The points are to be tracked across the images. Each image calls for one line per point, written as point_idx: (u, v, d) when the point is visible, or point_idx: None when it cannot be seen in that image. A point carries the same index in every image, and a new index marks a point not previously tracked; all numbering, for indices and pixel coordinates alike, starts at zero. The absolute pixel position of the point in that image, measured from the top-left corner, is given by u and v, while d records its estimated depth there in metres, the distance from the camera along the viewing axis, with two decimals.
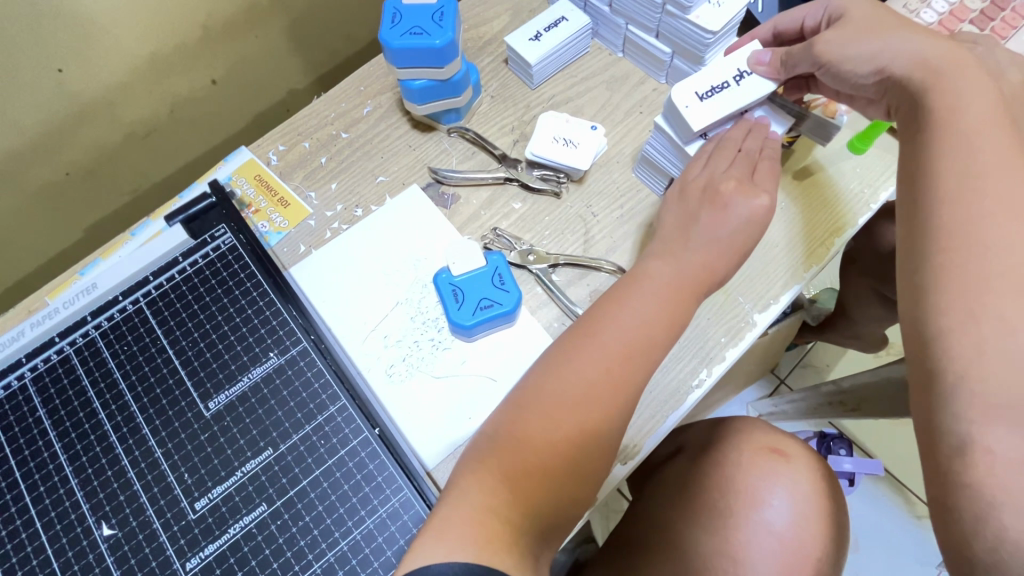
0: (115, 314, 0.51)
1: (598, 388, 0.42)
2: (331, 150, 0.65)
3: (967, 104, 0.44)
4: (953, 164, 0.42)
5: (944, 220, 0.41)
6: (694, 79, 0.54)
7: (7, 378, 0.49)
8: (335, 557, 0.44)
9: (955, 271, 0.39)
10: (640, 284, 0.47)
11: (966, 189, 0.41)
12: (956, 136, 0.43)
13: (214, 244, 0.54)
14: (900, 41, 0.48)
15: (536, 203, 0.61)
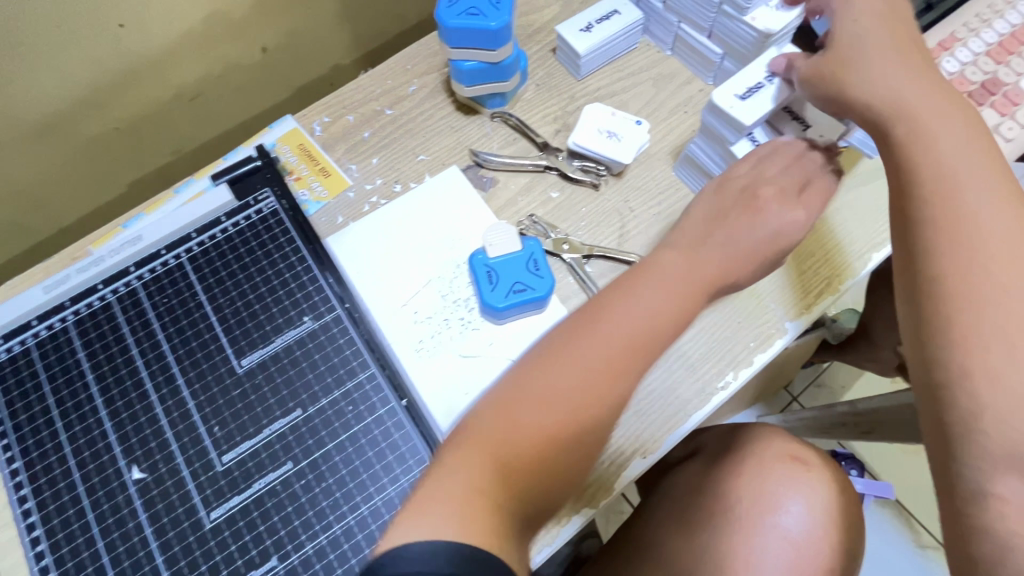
0: (158, 266, 0.53)
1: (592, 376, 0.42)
2: (374, 125, 0.66)
3: (947, 130, 0.44)
4: (943, 187, 0.42)
5: (938, 245, 0.41)
6: (732, 79, 0.53)
7: (50, 319, 0.51)
8: (355, 521, 0.45)
9: (964, 293, 0.39)
10: (645, 276, 0.46)
11: (960, 215, 0.41)
12: (943, 162, 0.43)
13: (257, 207, 0.55)
14: (899, 62, 0.47)
15: (572, 192, 0.61)
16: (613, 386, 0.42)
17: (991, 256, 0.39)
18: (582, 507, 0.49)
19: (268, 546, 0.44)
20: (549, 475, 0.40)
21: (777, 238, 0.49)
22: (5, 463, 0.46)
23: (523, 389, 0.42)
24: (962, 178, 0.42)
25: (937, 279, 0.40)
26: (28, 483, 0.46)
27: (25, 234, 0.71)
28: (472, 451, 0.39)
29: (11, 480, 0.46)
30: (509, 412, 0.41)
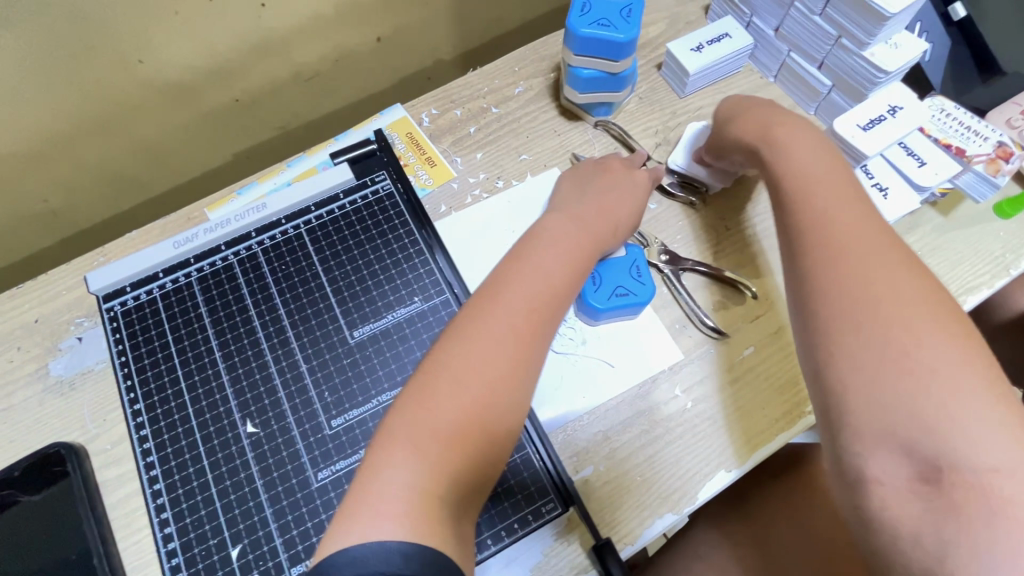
0: (278, 234, 0.55)
1: (481, 368, 0.42)
2: (480, 122, 0.68)
3: (818, 176, 0.49)
4: (819, 237, 0.45)
5: (837, 294, 0.42)
6: (854, 111, 0.57)
7: (175, 273, 0.54)
8: None
9: (857, 337, 0.40)
10: (529, 260, 0.49)
11: (845, 258, 0.43)
12: (821, 212, 0.46)
13: (373, 187, 0.57)
14: (773, 125, 0.55)
15: (668, 207, 0.62)
16: (511, 370, 0.43)
17: (898, 299, 0.40)
18: (666, 510, 0.50)
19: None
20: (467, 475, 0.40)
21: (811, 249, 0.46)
22: (130, 403, 0.49)
23: (429, 383, 0.42)
24: (842, 228, 0.45)
25: (829, 320, 0.42)
26: (150, 424, 0.48)
27: (139, 192, 0.75)
28: (392, 452, 0.39)
29: (133, 419, 0.48)
30: (426, 402, 0.41)
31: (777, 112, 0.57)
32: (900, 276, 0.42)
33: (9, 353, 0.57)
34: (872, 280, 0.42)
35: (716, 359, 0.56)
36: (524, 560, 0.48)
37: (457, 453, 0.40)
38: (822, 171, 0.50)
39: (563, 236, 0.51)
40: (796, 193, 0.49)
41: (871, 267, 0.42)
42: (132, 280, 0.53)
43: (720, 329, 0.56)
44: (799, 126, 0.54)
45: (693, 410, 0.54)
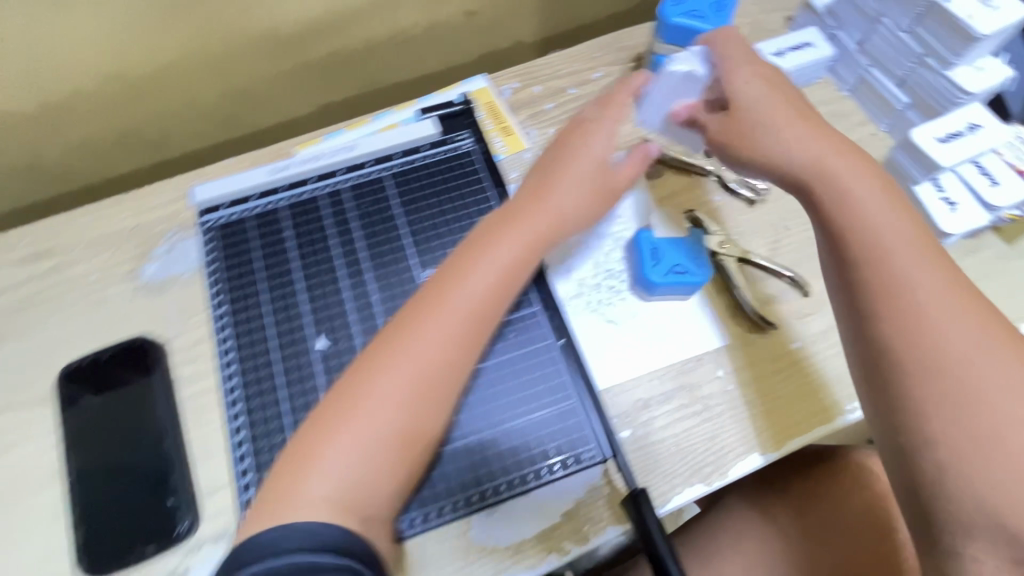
0: (363, 176, 0.59)
1: (421, 380, 0.46)
2: (558, 100, 0.71)
3: (880, 232, 0.47)
4: (899, 310, 0.44)
5: (920, 367, 0.43)
6: (934, 124, 0.59)
7: (266, 198, 0.58)
8: (501, 432, 0.52)
9: (944, 410, 0.42)
10: (479, 256, 0.51)
11: (935, 330, 0.44)
12: (900, 276, 0.45)
13: (455, 145, 0.61)
14: (778, 140, 0.51)
15: (731, 201, 0.64)
16: (426, 383, 0.46)
17: (985, 375, 0.42)
18: (697, 481, 0.52)
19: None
20: (407, 466, 0.45)
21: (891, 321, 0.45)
22: (216, 309, 0.54)
23: (359, 386, 0.46)
24: (921, 297, 0.45)
25: (915, 404, 0.43)
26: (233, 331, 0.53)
27: (228, 131, 0.80)
28: (319, 443, 0.44)
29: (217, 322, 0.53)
30: (353, 407, 0.45)
31: (805, 112, 0.53)
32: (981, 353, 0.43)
33: (105, 256, 0.62)
34: (956, 352, 0.43)
35: (763, 349, 0.57)
36: (557, 503, 0.50)
37: (385, 457, 0.44)
38: (891, 220, 0.47)
39: (523, 220, 0.53)
40: (868, 242, 0.47)
41: (954, 339, 0.43)
42: (228, 200, 0.58)
43: (771, 321, 0.58)
44: (841, 150, 0.50)
45: (733, 393, 0.55)
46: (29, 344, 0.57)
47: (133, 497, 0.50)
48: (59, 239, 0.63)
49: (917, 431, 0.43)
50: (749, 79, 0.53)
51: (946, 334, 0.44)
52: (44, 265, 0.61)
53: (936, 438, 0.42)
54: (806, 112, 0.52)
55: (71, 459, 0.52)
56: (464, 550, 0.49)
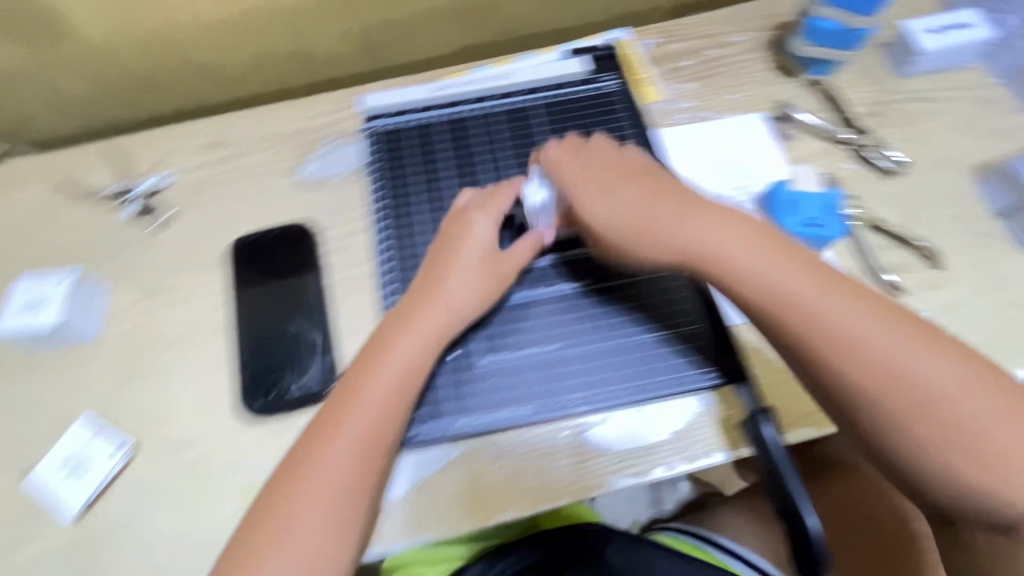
0: (512, 104, 0.63)
1: (387, 403, 0.49)
2: (697, 59, 0.73)
3: (810, 302, 0.47)
4: (844, 350, 0.46)
5: (877, 399, 0.45)
6: None
7: (424, 114, 0.63)
8: (621, 345, 0.55)
9: (906, 426, 0.44)
10: (435, 282, 0.53)
11: (874, 364, 0.45)
12: (840, 332, 0.46)
13: (600, 85, 0.64)
14: (684, 228, 0.51)
15: (866, 171, 0.64)
16: (394, 409, 0.49)
17: (928, 372, 0.45)
18: (809, 424, 0.52)
19: (550, 330, 0.56)
20: (387, 464, 0.48)
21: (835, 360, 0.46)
22: (374, 208, 0.62)
23: (320, 435, 0.48)
24: (858, 331, 0.46)
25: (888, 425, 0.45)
26: (387, 228, 0.61)
27: (382, 69, 0.83)
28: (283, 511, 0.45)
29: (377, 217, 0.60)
30: (302, 476, 0.46)
31: (642, 172, 0.55)
32: (934, 359, 0.45)
33: (271, 151, 0.68)
34: (902, 368, 0.45)
35: None
36: (673, 416, 0.53)
37: (355, 489, 0.46)
38: (791, 275, 0.48)
39: (456, 247, 0.54)
40: (774, 308, 0.48)
41: (896, 354, 0.45)
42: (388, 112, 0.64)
43: (901, 287, 0.58)
44: (727, 221, 0.51)
45: None
46: (205, 216, 0.64)
47: (291, 366, 0.56)
48: (233, 133, 0.69)
49: (885, 447, 0.45)
50: (598, 198, 0.54)
51: (880, 359, 0.45)
52: (219, 153, 0.68)
53: (915, 449, 0.44)
54: (676, 189, 0.53)
55: (238, 328, 0.58)
56: (572, 448, 0.53)
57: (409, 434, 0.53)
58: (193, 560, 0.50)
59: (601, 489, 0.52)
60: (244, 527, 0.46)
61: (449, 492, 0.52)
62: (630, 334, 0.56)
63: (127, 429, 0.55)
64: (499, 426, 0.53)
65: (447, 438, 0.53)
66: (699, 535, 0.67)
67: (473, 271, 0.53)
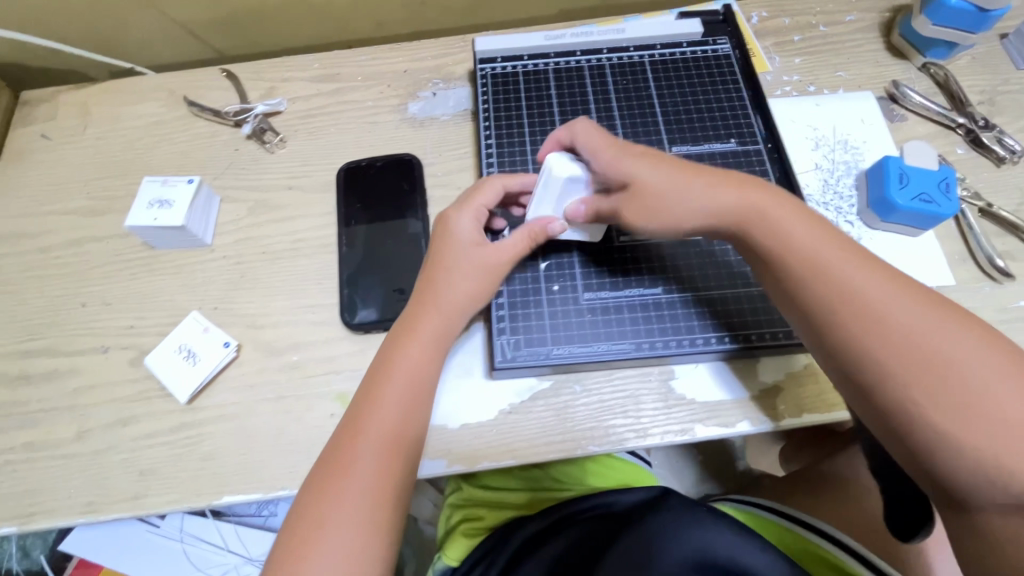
0: (624, 57, 0.64)
1: (402, 395, 0.47)
2: (806, 34, 0.72)
3: (838, 275, 0.43)
4: (860, 320, 0.42)
5: (882, 367, 0.41)
6: None
7: (538, 60, 0.65)
8: (720, 297, 0.55)
9: (915, 394, 0.40)
10: (438, 285, 0.51)
11: (885, 319, 0.41)
12: (846, 287, 0.43)
13: (713, 47, 0.65)
14: (696, 195, 0.48)
15: (977, 157, 0.63)
16: (410, 407, 0.47)
17: (942, 341, 0.40)
18: None
19: (656, 273, 0.56)
20: (412, 453, 0.46)
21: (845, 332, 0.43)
22: (484, 142, 0.61)
23: (341, 443, 0.45)
24: (873, 296, 0.42)
25: (907, 411, 0.40)
26: (496, 163, 0.60)
27: (486, 23, 0.83)
28: (317, 513, 0.42)
29: (486, 151, 0.61)
30: (335, 482, 0.43)
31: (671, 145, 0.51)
32: (956, 338, 0.40)
33: (380, 88, 0.70)
34: (914, 335, 0.41)
35: (991, 298, 0.57)
36: (769, 371, 0.54)
37: (391, 482, 0.44)
38: (810, 235, 0.45)
39: (446, 254, 0.52)
40: (794, 256, 0.45)
41: (909, 319, 0.41)
42: (503, 55, 0.65)
43: (1008, 272, 0.57)
44: (736, 189, 0.48)
45: None
46: (314, 142, 0.67)
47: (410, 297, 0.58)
48: (343, 68, 0.71)
49: (901, 425, 0.41)
50: (642, 164, 0.49)
51: (889, 321, 0.41)
52: (329, 86, 0.70)
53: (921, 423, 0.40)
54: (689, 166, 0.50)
55: (356, 253, 0.60)
56: (658, 392, 0.53)
57: (497, 356, 0.53)
58: (290, 453, 0.52)
59: (687, 434, 0.52)
60: (286, 530, 0.43)
61: (533, 424, 0.53)
62: (739, 284, 0.55)
63: (230, 331, 0.57)
64: (596, 359, 0.53)
65: (545, 367, 0.53)
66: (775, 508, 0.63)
67: (474, 273, 0.51)
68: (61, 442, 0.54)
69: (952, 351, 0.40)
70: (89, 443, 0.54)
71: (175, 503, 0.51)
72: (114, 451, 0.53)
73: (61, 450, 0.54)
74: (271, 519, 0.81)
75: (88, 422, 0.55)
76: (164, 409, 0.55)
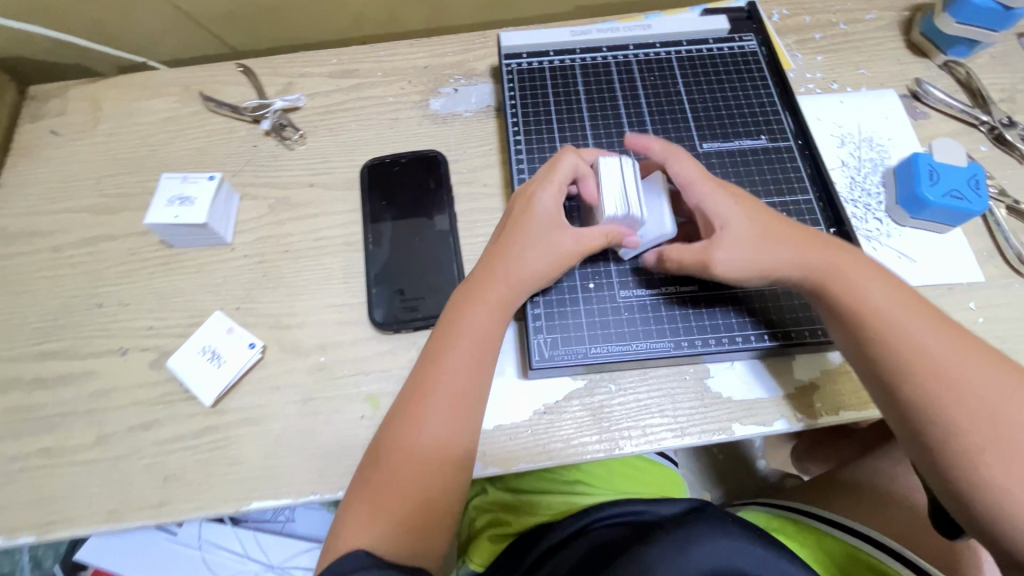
0: (651, 54, 0.64)
1: (468, 370, 0.47)
2: (827, 32, 0.72)
3: (903, 326, 0.45)
4: (924, 370, 0.43)
5: (957, 434, 0.42)
6: None
7: (563, 56, 0.64)
8: (756, 295, 0.54)
9: (986, 463, 0.41)
10: (504, 259, 0.50)
11: (964, 389, 0.42)
12: (926, 354, 0.43)
13: (739, 44, 0.65)
14: (761, 242, 0.48)
15: (1001, 154, 0.64)
16: (477, 379, 0.48)
17: (1017, 416, 0.41)
18: None
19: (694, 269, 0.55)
20: (472, 422, 0.47)
21: (903, 380, 0.44)
22: (514, 139, 0.61)
23: (406, 413, 0.46)
24: (933, 349, 0.44)
25: (963, 461, 0.41)
26: (527, 160, 0.60)
27: (504, 20, 0.82)
28: (376, 477, 0.45)
29: (515, 147, 0.60)
30: (396, 451, 0.45)
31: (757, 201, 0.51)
32: (1011, 397, 0.42)
33: (401, 83, 0.68)
34: (990, 406, 0.42)
35: (1021, 294, 0.57)
36: (808, 368, 0.53)
37: (447, 451, 0.46)
38: (889, 301, 0.46)
39: (518, 232, 0.51)
40: (847, 301, 0.46)
41: (986, 390, 0.42)
42: (528, 50, 0.65)
43: None
44: (799, 239, 0.49)
45: (984, 326, 0.55)
46: (335, 138, 0.65)
47: (439, 293, 0.56)
48: (362, 63, 0.70)
49: (968, 491, 0.41)
50: (730, 204, 0.50)
51: (968, 391, 0.42)
52: (349, 81, 0.69)
53: (983, 484, 0.41)
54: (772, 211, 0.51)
55: (383, 251, 0.59)
56: (693, 390, 0.53)
57: (534, 356, 0.52)
58: (320, 456, 0.51)
59: (725, 433, 0.51)
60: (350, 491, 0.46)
61: (568, 426, 0.52)
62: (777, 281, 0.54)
63: (255, 332, 0.56)
64: (633, 358, 0.52)
65: (580, 365, 0.52)
66: (832, 521, 0.59)
67: (544, 254, 0.50)
68: (80, 447, 0.52)
69: (1009, 409, 0.41)
70: (109, 448, 0.52)
71: (202, 509, 0.50)
72: (136, 456, 0.51)
73: (81, 455, 0.52)
74: (289, 524, 0.83)
75: (108, 427, 0.53)
76: (188, 412, 0.53)
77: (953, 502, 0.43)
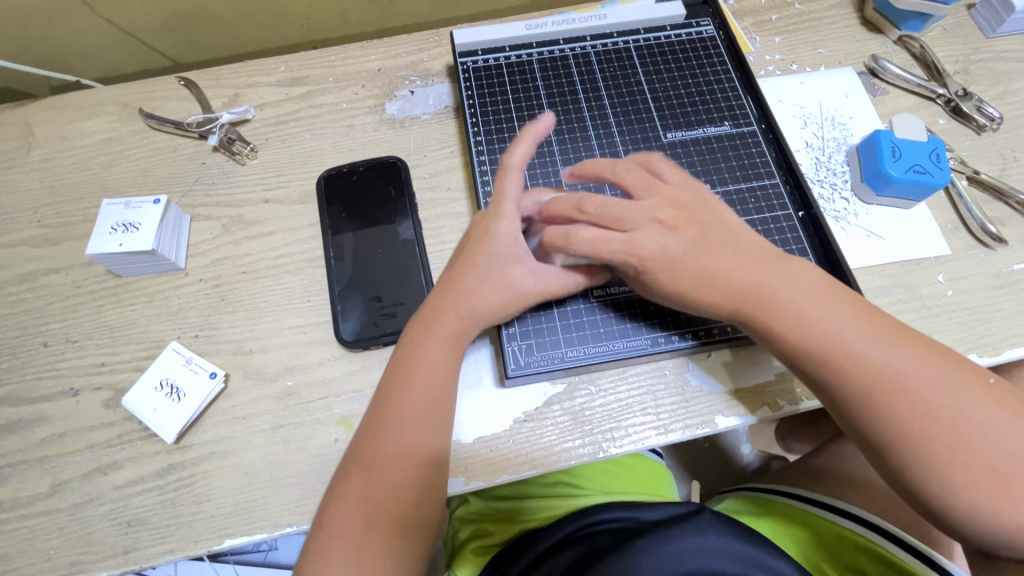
0: (609, 44, 0.63)
1: (425, 402, 0.46)
2: (783, 13, 0.71)
3: (838, 338, 0.43)
4: (859, 381, 0.43)
5: (892, 431, 0.42)
6: None
7: (521, 52, 0.63)
8: None
9: (922, 452, 0.41)
10: (458, 283, 0.49)
11: (898, 387, 0.42)
12: (858, 360, 0.43)
13: (697, 29, 0.64)
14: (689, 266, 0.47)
15: (958, 126, 0.64)
16: (438, 411, 0.46)
17: (964, 414, 0.41)
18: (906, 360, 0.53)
19: None
20: (440, 453, 0.45)
21: (844, 390, 0.43)
22: (474, 139, 0.59)
23: (367, 447, 0.45)
24: (866, 360, 0.43)
25: (905, 459, 0.41)
26: (489, 161, 0.58)
27: (458, 17, 0.80)
28: (342, 508, 0.43)
29: (476, 148, 0.58)
30: (361, 483, 0.43)
31: (692, 215, 0.48)
32: (948, 393, 0.41)
33: (354, 88, 0.66)
34: (932, 403, 0.41)
35: (986, 264, 0.57)
36: None
37: (413, 479, 0.44)
38: (825, 310, 0.44)
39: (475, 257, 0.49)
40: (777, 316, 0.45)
41: (934, 390, 0.41)
42: (483, 47, 0.63)
43: (1001, 237, 0.57)
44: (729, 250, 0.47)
45: (953, 299, 0.55)
46: (289, 150, 0.63)
47: (416, 303, 0.54)
48: (312, 69, 0.67)
49: (922, 490, 0.41)
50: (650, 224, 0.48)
51: (909, 392, 0.41)
52: (299, 89, 0.66)
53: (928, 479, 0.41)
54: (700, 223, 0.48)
55: (346, 264, 0.56)
56: (674, 386, 0.52)
57: (510, 364, 0.51)
58: (294, 486, 0.49)
59: (708, 426, 0.51)
60: (316, 524, 0.44)
61: (549, 432, 0.50)
62: None
63: (216, 360, 0.53)
64: (611, 358, 0.51)
65: (559, 370, 0.51)
66: (821, 504, 0.59)
67: (502, 283, 0.48)
68: (34, 498, 0.49)
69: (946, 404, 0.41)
70: (67, 496, 0.49)
71: (170, 553, 0.47)
72: (97, 502, 0.48)
73: (35, 507, 0.49)
74: (271, 552, 0.82)
75: (63, 473, 0.50)
76: (150, 451, 0.50)
77: (914, 503, 0.43)
